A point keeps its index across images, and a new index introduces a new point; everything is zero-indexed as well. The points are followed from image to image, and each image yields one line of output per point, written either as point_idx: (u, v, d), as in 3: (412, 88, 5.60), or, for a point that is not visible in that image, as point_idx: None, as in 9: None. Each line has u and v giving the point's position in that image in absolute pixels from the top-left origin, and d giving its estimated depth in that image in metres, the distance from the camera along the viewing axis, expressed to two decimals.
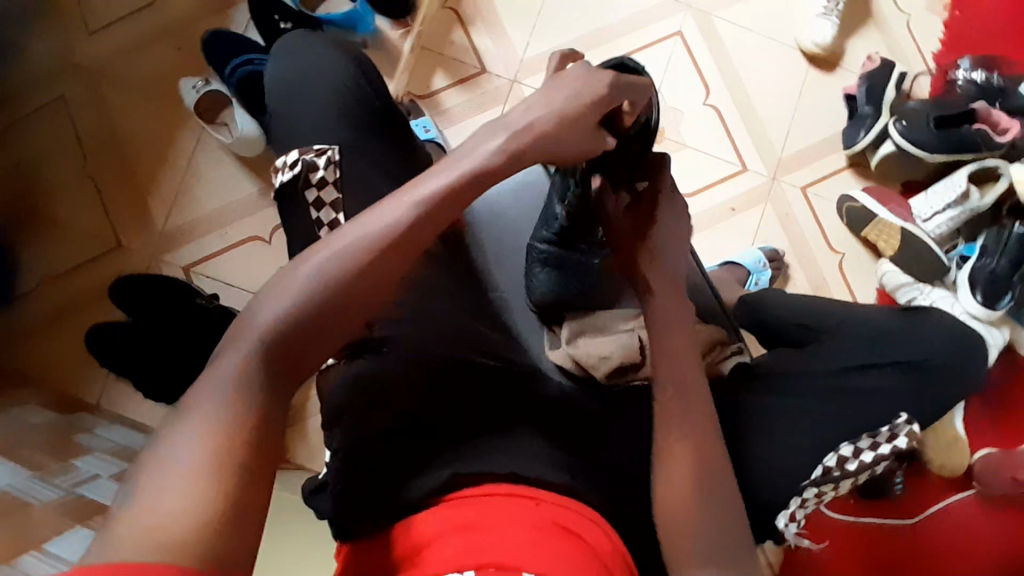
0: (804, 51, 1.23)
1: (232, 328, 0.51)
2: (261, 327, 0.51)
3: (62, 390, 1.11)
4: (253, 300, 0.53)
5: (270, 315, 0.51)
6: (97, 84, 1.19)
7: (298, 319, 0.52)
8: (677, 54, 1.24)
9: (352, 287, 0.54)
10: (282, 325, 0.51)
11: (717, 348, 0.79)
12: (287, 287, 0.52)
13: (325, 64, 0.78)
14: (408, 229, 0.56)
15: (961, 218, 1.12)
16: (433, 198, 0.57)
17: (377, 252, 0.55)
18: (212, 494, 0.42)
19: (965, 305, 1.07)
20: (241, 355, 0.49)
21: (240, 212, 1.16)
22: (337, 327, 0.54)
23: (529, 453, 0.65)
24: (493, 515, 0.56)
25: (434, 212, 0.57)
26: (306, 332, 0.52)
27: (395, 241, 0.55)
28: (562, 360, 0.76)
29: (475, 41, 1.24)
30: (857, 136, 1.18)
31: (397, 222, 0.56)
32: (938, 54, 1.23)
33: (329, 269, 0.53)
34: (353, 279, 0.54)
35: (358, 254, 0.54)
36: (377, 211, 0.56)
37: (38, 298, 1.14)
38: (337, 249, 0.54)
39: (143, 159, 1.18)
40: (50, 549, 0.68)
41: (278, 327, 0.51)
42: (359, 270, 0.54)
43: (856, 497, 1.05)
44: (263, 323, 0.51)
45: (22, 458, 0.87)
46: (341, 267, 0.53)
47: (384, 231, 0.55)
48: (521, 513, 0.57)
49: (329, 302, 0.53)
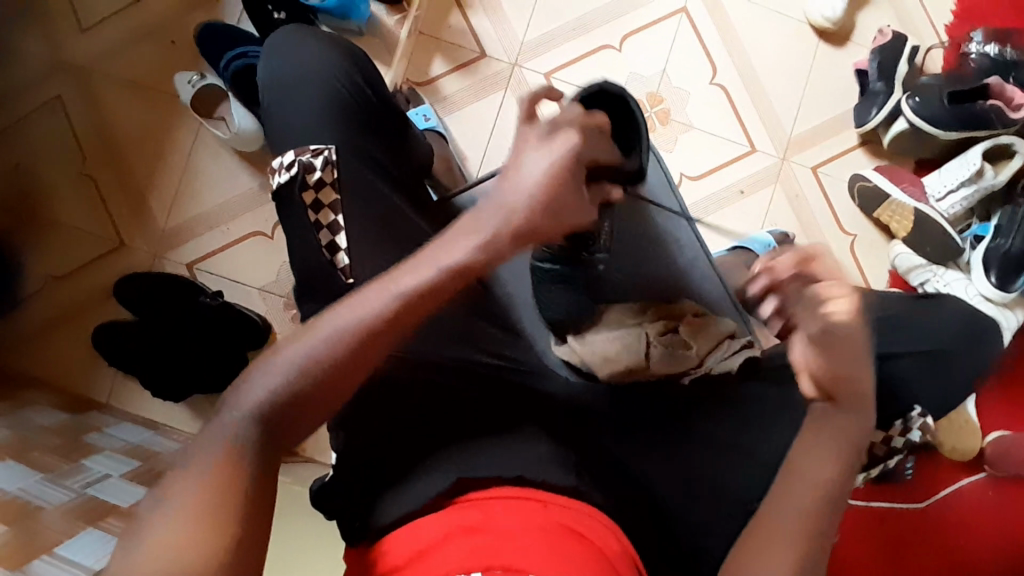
0: (812, 25, 1.19)
1: (225, 398, 0.52)
2: (252, 403, 0.51)
3: (72, 389, 1.12)
4: (247, 371, 0.53)
5: (265, 386, 0.51)
6: (94, 80, 1.17)
7: (288, 398, 0.51)
8: (683, 31, 1.20)
9: (344, 370, 0.53)
10: (276, 396, 0.51)
11: (725, 342, 0.78)
12: (278, 364, 0.52)
13: (319, 58, 0.75)
14: (406, 309, 0.54)
15: (975, 198, 1.09)
16: (433, 276, 0.55)
17: (375, 328, 0.53)
18: (218, 524, 0.46)
19: (980, 288, 1.06)
20: (231, 426, 0.50)
21: (242, 207, 1.15)
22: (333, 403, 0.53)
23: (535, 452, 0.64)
24: (495, 520, 0.56)
25: (433, 293, 0.55)
26: (295, 411, 0.52)
27: (392, 323, 0.53)
28: (569, 356, 0.79)
29: (473, 24, 1.20)
30: (868, 114, 1.14)
31: (398, 299, 0.54)
32: (951, 26, 1.18)
33: (322, 347, 0.52)
34: (345, 360, 0.52)
35: (354, 332, 0.53)
36: (377, 287, 0.54)
37: (45, 298, 1.14)
38: (329, 327, 0.53)
39: (142, 156, 1.16)
40: (62, 553, 0.70)
41: (268, 404, 0.51)
42: (352, 352, 0.53)
43: (868, 486, 1.03)
44: (256, 393, 0.51)
45: (32, 461, 0.88)
46: (338, 347, 0.52)
47: (379, 311, 0.53)
48: (520, 516, 0.56)
49: (321, 380, 0.52)
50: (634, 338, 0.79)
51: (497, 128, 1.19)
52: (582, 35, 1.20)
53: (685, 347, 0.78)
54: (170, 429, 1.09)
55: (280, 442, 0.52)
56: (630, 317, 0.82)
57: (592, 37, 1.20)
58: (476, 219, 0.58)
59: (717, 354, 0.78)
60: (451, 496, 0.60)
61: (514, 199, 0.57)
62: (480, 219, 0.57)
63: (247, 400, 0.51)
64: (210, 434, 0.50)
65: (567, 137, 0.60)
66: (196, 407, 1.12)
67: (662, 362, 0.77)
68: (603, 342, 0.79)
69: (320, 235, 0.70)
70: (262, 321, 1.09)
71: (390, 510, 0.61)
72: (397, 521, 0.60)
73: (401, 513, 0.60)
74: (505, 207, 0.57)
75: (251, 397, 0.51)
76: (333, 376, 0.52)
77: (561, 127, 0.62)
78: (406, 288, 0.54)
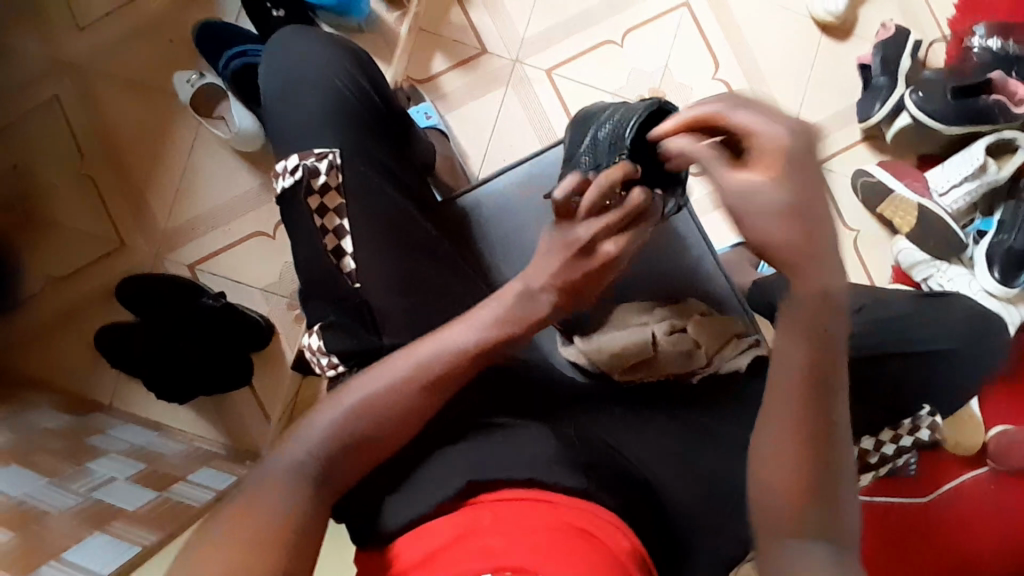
0: (816, 20, 1.18)
1: (290, 435, 0.62)
2: (314, 442, 0.61)
3: (74, 391, 1.11)
4: (307, 418, 0.62)
5: (324, 431, 0.61)
6: (91, 80, 1.16)
7: (344, 440, 0.61)
8: (685, 26, 1.19)
9: (391, 421, 0.63)
10: (334, 439, 0.61)
11: (733, 342, 0.76)
12: (335, 413, 0.62)
13: (322, 59, 0.75)
14: (444, 371, 0.65)
15: (978, 193, 1.09)
16: (467, 342, 0.66)
17: (417, 385, 0.64)
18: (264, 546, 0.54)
19: (983, 283, 1.06)
20: (296, 459, 0.59)
21: (243, 207, 1.14)
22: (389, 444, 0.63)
23: (539, 450, 0.64)
24: (505, 521, 0.56)
25: (467, 361, 0.66)
26: (351, 452, 0.62)
27: (432, 381, 0.64)
28: (576, 357, 0.78)
29: (474, 20, 1.19)
30: (871, 110, 1.14)
31: (437, 363, 0.65)
32: (954, 19, 1.17)
33: (381, 391, 0.63)
34: (401, 404, 0.63)
35: (400, 389, 0.64)
36: (419, 350, 0.66)
37: (46, 299, 1.14)
38: (389, 374, 0.64)
39: (142, 156, 1.16)
40: (69, 559, 0.71)
41: (326, 446, 0.61)
42: (407, 398, 0.63)
43: (873, 483, 1.01)
44: (325, 423, 0.62)
45: (37, 465, 0.88)
46: (387, 402, 0.63)
47: (431, 365, 0.65)
48: (530, 518, 0.56)
49: (379, 420, 0.63)
50: (644, 336, 0.75)
51: (498, 126, 1.18)
52: (583, 30, 1.19)
53: (694, 346, 0.74)
54: (174, 430, 1.09)
55: (329, 475, 0.60)
56: (639, 313, 0.78)
57: (593, 33, 1.19)
58: (519, 296, 0.68)
59: (725, 353, 0.75)
60: (461, 499, 0.60)
61: (550, 281, 0.67)
62: (520, 295, 0.68)
63: (316, 428, 0.61)
64: (272, 465, 0.59)
65: (602, 250, 0.65)
66: (200, 408, 1.12)
67: (672, 362, 0.74)
68: (609, 340, 0.76)
69: (326, 240, 0.70)
70: (265, 322, 1.11)
71: (400, 515, 0.61)
72: (406, 527, 0.60)
73: (411, 518, 0.60)
74: (542, 289, 0.68)
75: (312, 437, 0.61)
76: (390, 418, 0.63)
77: (597, 241, 0.65)
78: (442, 353, 0.65)
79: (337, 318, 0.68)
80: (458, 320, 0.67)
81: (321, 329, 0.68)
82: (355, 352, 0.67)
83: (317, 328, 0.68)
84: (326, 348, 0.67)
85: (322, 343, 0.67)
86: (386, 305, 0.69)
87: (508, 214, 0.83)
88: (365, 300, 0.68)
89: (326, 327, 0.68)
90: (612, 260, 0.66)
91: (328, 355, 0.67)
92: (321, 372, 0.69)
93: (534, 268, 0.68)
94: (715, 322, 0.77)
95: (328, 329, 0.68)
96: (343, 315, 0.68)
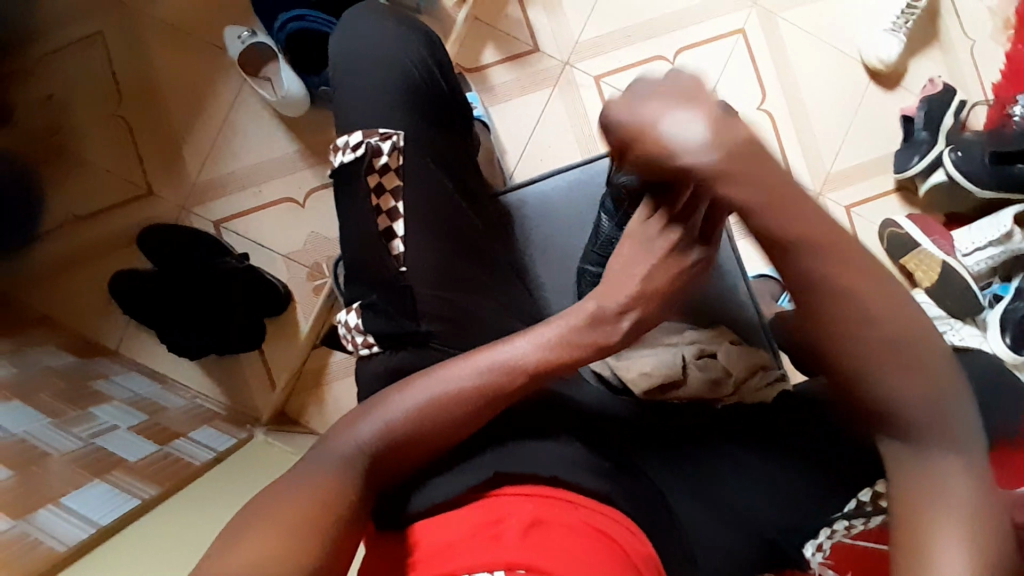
0: (866, 65, 1.19)
1: (338, 430, 0.60)
2: (359, 443, 0.58)
3: (83, 332, 1.11)
4: (356, 417, 0.61)
5: (370, 431, 0.59)
6: (140, 22, 1.14)
7: (388, 444, 0.59)
8: (737, 52, 1.20)
9: (438, 428, 0.60)
10: (379, 440, 0.59)
11: (760, 373, 0.75)
12: (383, 412, 0.60)
13: (398, 35, 0.75)
14: (499, 381, 0.61)
15: (1001, 259, 1.10)
16: (529, 356, 0.62)
17: (471, 394, 0.61)
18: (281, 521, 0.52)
19: (993, 347, 1.06)
20: (338, 455, 0.58)
21: (276, 171, 1.13)
22: (430, 450, 0.61)
23: (569, 455, 0.61)
24: (527, 516, 0.54)
25: (524, 376, 0.61)
26: (390, 454, 0.59)
27: (485, 390, 0.61)
28: (601, 369, 0.79)
29: (530, 16, 1.20)
30: (909, 162, 1.15)
31: (494, 373, 0.61)
32: (998, 85, 1.19)
33: (434, 398, 0.60)
34: (453, 411, 0.60)
35: (452, 396, 0.61)
36: (478, 360, 0.62)
37: (64, 236, 1.14)
38: (442, 383, 0.61)
39: (180, 105, 1.14)
40: (67, 504, 0.71)
41: (369, 450, 0.58)
42: (462, 408, 0.60)
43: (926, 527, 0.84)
44: (372, 425, 0.59)
45: (39, 402, 0.87)
46: (435, 409, 0.60)
47: (491, 377, 0.61)
48: (554, 516, 0.54)
49: (425, 429, 0.60)
50: (674, 359, 0.76)
51: (539, 126, 1.18)
52: (638, 41, 1.19)
53: (723, 374, 0.74)
54: (177, 386, 1.09)
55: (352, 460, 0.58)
56: (671, 335, 0.79)
57: (647, 46, 1.19)
58: (590, 316, 0.63)
59: (753, 382, 0.74)
60: (485, 487, 0.58)
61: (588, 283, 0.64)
62: (591, 318, 0.64)
63: (364, 428, 0.59)
64: (312, 460, 0.58)
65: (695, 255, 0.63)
66: (204, 366, 1.12)
67: (700, 386, 0.73)
68: (637, 359, 0.76)
69: (378, 221, 0.69)
70: (283, 290, 1.10)
71: (424, 500, 0.58)
72: (424, 515, 0.58)
73: (430, 506, 0.58)
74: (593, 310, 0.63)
75: (359, 437, 0.59)
76: (441, 427, 0.60)
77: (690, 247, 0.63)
78: (501, 365, 0.62)
79: (379, 299, 0.68)
80: (522, 334, 0.64)
81: (361, 307, 0.68)
82: (389, 332, 0.67)
83: (356, 307, 0.69)
84: (363, 327, 0.68)
85: (360, 322, 0.68)
86: (431, 289, 0.68)
87: (551, 218, 0.84)
88: (409, 285, 0.68)
89: (367, 306, 0.68)
90: (687, 264, 0.63)
91: (365, 334, 0.68)
92: (353, 350, 0.69)
93: (618, 295, 0.64)
94: (743, 352, 0.77)
95: (368, 308, 0.68)
96: (388, 296, 0.68)
